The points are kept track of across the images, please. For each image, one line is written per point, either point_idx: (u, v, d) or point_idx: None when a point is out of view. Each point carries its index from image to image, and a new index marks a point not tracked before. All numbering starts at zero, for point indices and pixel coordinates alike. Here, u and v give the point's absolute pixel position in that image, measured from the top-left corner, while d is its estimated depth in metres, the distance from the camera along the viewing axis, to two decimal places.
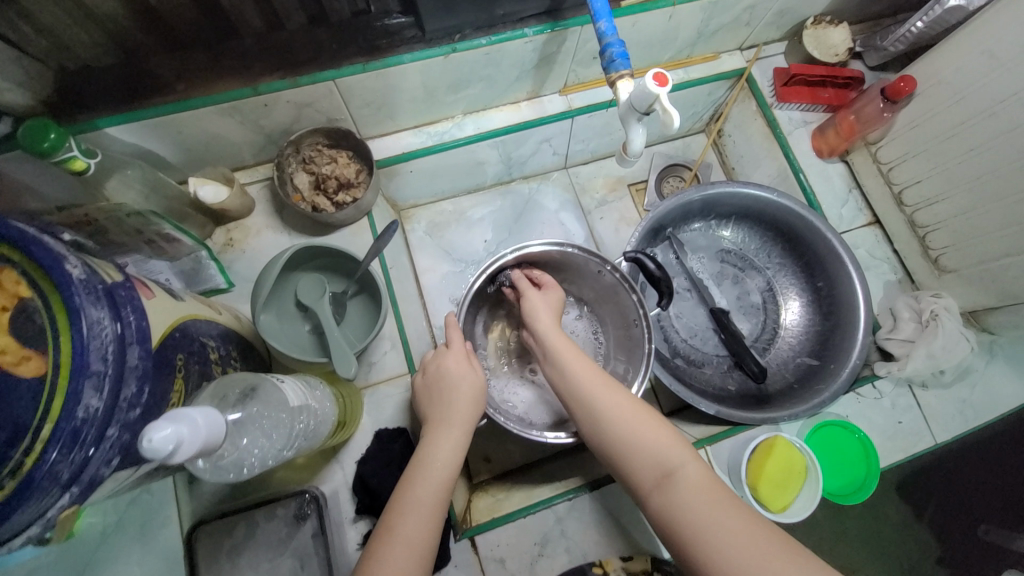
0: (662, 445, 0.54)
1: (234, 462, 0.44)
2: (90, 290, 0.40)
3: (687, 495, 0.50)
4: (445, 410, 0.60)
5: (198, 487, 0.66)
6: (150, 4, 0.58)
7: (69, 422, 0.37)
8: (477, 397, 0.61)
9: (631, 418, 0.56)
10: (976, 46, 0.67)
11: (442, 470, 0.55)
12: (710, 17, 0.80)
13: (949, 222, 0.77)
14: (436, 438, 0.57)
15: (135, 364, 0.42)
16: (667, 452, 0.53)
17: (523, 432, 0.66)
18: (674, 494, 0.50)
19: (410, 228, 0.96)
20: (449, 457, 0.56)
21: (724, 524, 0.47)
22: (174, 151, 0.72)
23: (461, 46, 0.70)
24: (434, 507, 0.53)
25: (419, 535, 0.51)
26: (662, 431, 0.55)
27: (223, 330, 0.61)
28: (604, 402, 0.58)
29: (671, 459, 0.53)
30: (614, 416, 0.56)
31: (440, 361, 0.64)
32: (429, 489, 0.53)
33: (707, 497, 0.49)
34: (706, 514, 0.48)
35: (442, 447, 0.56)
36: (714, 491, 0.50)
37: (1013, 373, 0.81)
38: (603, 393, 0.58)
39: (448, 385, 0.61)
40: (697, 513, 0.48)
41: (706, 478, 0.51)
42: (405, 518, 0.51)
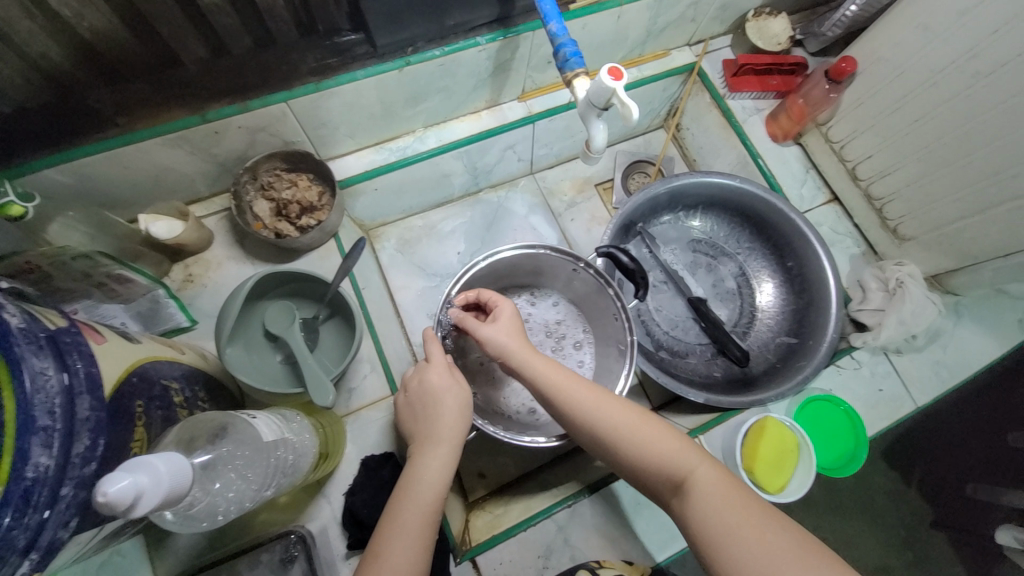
0: (670, 451, 0.51)
1: (207, 510, 0.41)
2: (30, 339, 0.37)
3: (703, 500, 0.48)
4: (431, 426, 0.58)
5: (173, 542, 0.62)
6: (82, 37, 0.56)
7: (19, 483, 0.34)
8: (464, 410, 0.59)
9: (631, 426, 0.53)
10: (909, 23, 0.71)
11: (431, 488, 0.53)
12: (657, 15, 0.81)
13: (902, 191, 0.81)
14: (423, 457, 0.55)
15: (87, 415, 0.38)
16: (676, 458, 0.51)
17: (510, 439, 0.65)
18: (691, 502, 0.48)
19: (380, 247, 0.94)
20: (440, 476, 0.54)
21: (743, 527, 0.45)
22: (121, 188, 0.69)
23: (415, 58, 0.69)
24: (423, 529, 0.50)
25: (408, 558, 0.48)
26: (663, 433, 0.53)
27: (188, 370, 0.57)
28: (602, 411, 0.54)
29: (681, 464, 0.50)
30: (616, 428, 0.53)
31: (421, 375, 0.61)
32: (416, 510, 0.51)
33: (725, 500, 0.47)
34: (724, 518, 0.46)
35: (429, 465, 0.54)
36: (729, 491, 0.48)
37: (980, 331, 0.84)
38: (601, 401, 0.55)
39: (432, 401, 0.59)
40: (713, 518, 0.46)
41: (719, 479, 0.49)
42: (395, 543, 0.49)
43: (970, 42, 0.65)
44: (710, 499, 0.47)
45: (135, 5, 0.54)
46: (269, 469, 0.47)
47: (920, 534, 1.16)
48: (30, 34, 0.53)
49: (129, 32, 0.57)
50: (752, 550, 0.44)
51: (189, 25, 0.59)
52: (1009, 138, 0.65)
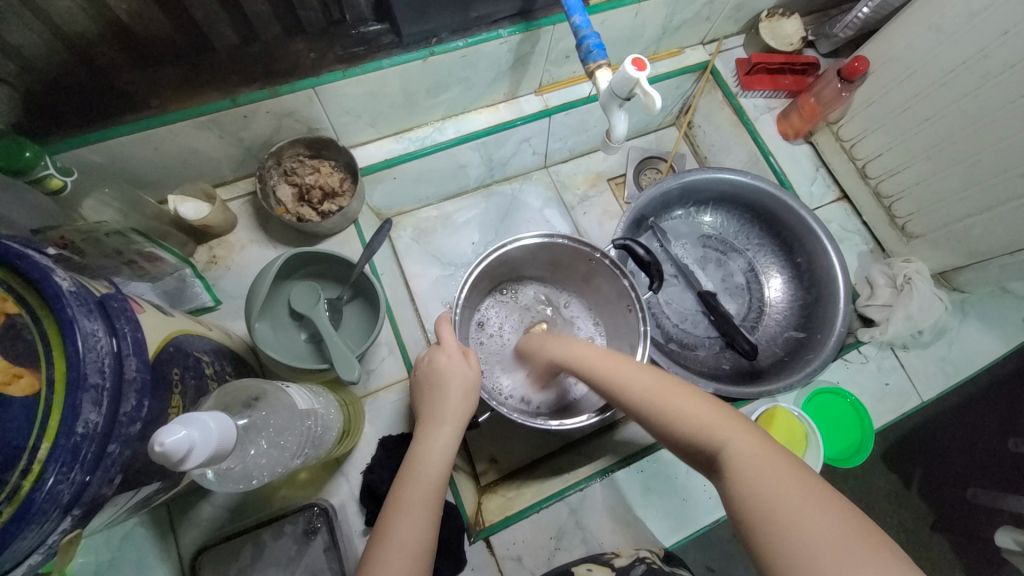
0: (704, 422, 0.49)
1: (242, 473, 0.43)
2: (82, 302, 0.38)
3: (740, 473, 0.45)
4: (436, 406, 0.59)
5: (197, 514, 0.64)
6: (121, 21, 0.57)
7: (69, 438, 0.35)
8: (468, 393, 0.60)
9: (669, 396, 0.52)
10: (922, 24, 0.73)
11: (434, 467, 0.54)
12: (673, 13, 0.83)
13: (911, 189, 0.82)
14: (426, 437, 0.57)
15: (134, 377, 0.40)
16: (711, 430, 0.49)
17: (526, 420, 0.65)
18: (730, 477, 0.45)
19: (397, 235, 0.95)
20: (442, 456, 0.55)
21: (782, 504, 0.41)
22: (151, 169, 0.70)
23: (439, 49, 0.71)
24: (426, 508, 0.51)
25: (412, 535, 0.49)
26: (699, 403, 0.51)
27: (216, 345, 0.59)
28: (642, 386, 0.54)
29: (715, 438, 0.48)
30: (653, 403, 0.53)
31: (431, 356, 0.63)
32: (420, 488, 0.52)
33: (766, 475, 0.44)
34: (765, 491, 0.43)
35: (434, 444, 0.56)
36: (774, 465, 0.44)
37: (986, 328, 0.86)
38: (640, 375, 0.55)
39: (438, 384, 0.60)
40: (755, 491, 0.43)
41: (757, 449, 0.46)
42: (398, 520, 0.50)
43: (982, 43, 0.66)
44: (752, 472, 0.44)
45: None
46: (301, 438, 0.48)
47: (923, 534, 1.17)
48: (71, 14, 0.54)
49: (165, 16, 0.59)
50: (798, 532, 0.40)
51: (222, 10, 0.61)
52: (1018, 137, 0.67)
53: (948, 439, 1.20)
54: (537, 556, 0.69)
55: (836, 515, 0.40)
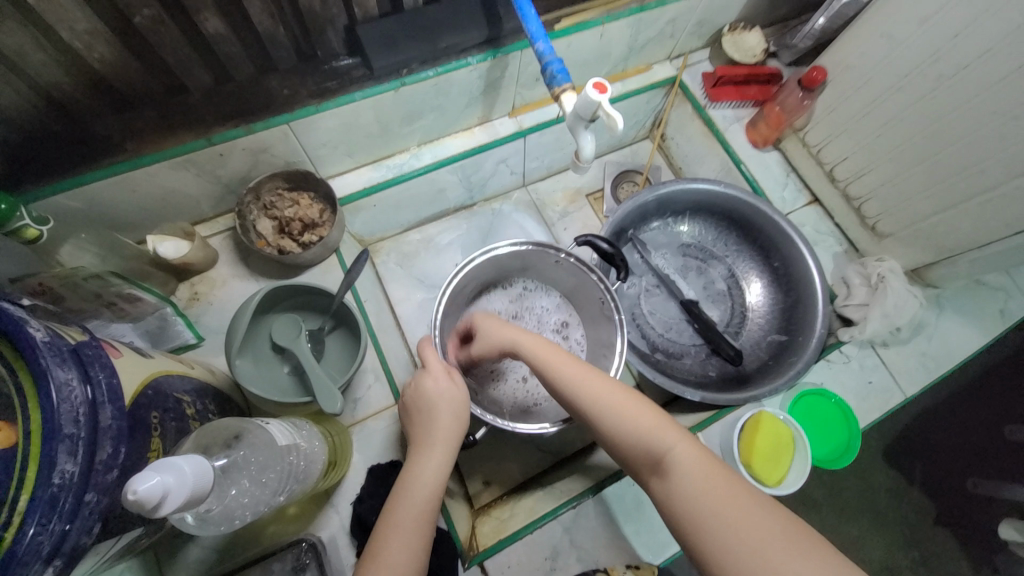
0: (651, 428, 0.53)
1: (224, 515, 0.42)
2: (55, 352, 0.38)
3: (681, 478, 0.49)
4: (428, 431, 0.59)
5: (184, 557, 0.63)
6: (93, 70, 0.59)
7: (46, 489, 0.35)
8: (458, 414, 0.60)
9: (616, 401, 0.56)
10: (874, 32, 0.75)
11: (428, 490, 0.54)
12: (638, 33, 0.86)
13: (878, 191, 0.85)
14: (421, 459, 0.57)
15: (109, 423, 0.40)
16: (655, 435, 0.53)
17: (501, 424, 0.66)
18: (672, 480, 0.50)
19: (380, 261, 0.96)
20: (435, 476, 0.55)
21: (721, 506, 0.46)
22: (129, 211, 0.71)
23: (410, 79, 0.73)
24: (415, 530, 0.51)
25: (404, 559, 0.49)
26: (645, 415, 0.54)
27: (198, 384, 0.59)
28: (596, 390, 0.57)
29: (660, 443, 0.52)
30: (603, 407, 0.56)
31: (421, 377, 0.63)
32: (416, 509, 0.52)
33: (706, 478, 0.48)
34: (705, 499, 0.47)
35: (427, 467, 0.56)
36: (709, 470, 0.49)
37: (963, 322, 0.87)
38: (590, 377, 0.58)
39: (431, 406, 0.60)
40: (700, 500, 0.47)
41: (698, 459, 0.50)
42: (391, 542, 0.49)
43: (931, 48, 0.69)
44: (692, 474, 0.49)
45: (144, 37, 0.57)
46: (283, 474, 0.48)
47: (924, 530, 1.17)
48: (43, 66, 0.55)
49: (138, 63, 0.60)
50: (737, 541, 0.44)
51: (194, 54, 0.63)
52: (974, 136, 0.69)
53: (940, 431, 1.21)
54: None
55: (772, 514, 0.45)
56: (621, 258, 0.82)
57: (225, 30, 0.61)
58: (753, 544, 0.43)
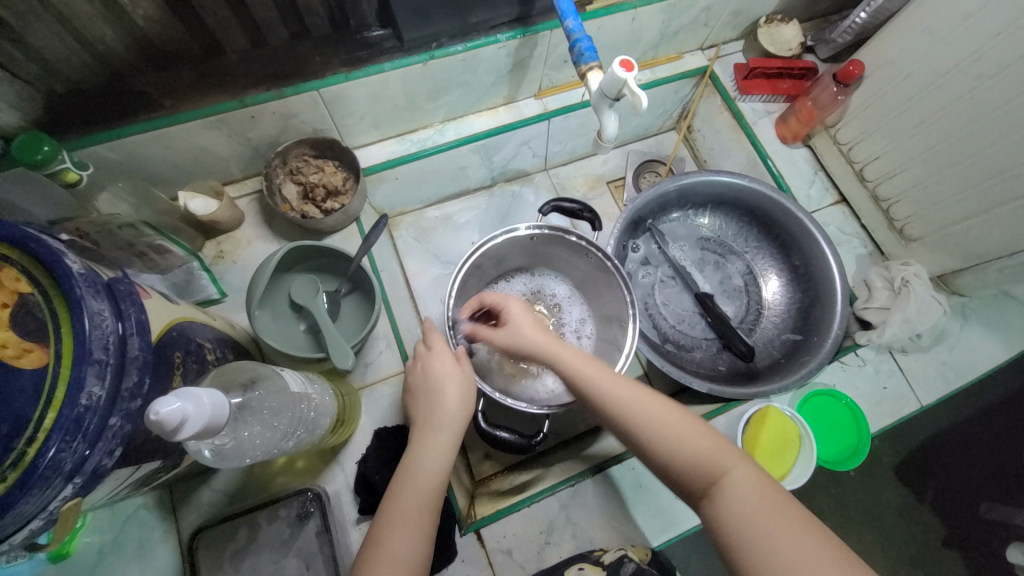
0: (703, 448, 0.52)
1: (237, 452, 0.44)
2: (90, 284, 0.41)
3: (735, 502, 0.48)
4: (429, 414, 0.60)
5: (196, 497, 0.66)
6: (137, 26, 0.61)
7: (73, 408, 0.37)
8: (464, 400, 0.61)
9: (656, 412, 0.55)
10: (915, 27, 0.73)
11: (428, 475, 0.55)
12: (670, 19, 0.85)
13: (908, 193, 0.83)
14: (423, 442, 0.58)
15: (136, 355, 0.42)
16: (708, 457, 0.51)
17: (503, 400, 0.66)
18: (725, 504, 0.48)
19: (399, 234, 0.98)
20: (437, 464, 0.56)
21: (775, 532, 0.45)
22: (163, 166, 0.74)
23: (438, 53, 0.73)
24: (415, 514, 0.53)
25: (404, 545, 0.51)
26: (693, 430, 0.53)
27: (219, 334, 0.61)
28: (633, 402, 0.55)
29: (716, 463, 0.51)
30: (644, 422, 0.54)
31: (426, 360, 0.63)
32: (418, 496, 0.54)
33: (761, 498, 0.48)
34: (765, 523, 0.46)
35: (429, 453, 0.57)
36: (763, 490, 0.49)
37: (988, 333, 0.85)
38: (627, 388, 0.57)
39: (432, 385, 0.61)
40: (762, 525, 0.46)
41: (752, 477, 0.49)
42: (394, 531, 0.52)
43: (975, 45, 0.67)
44: (747, 499, 0.48)
45: None
46: (293, 420, 0.50)
47: (931, 548, 1.15)
48: (90, 18, 0.58)
49: (179, 21, 0.62)
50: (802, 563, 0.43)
51: (233, 16, 0.64)
52: (1013, 138, 0.67)
53: (956, 449, 1.18)
54: (527, 549, 0.70)
55: (822, 539, 0.44)
56: (586, 210, 0.86)
57: None
58: (807, 568, 0.43)
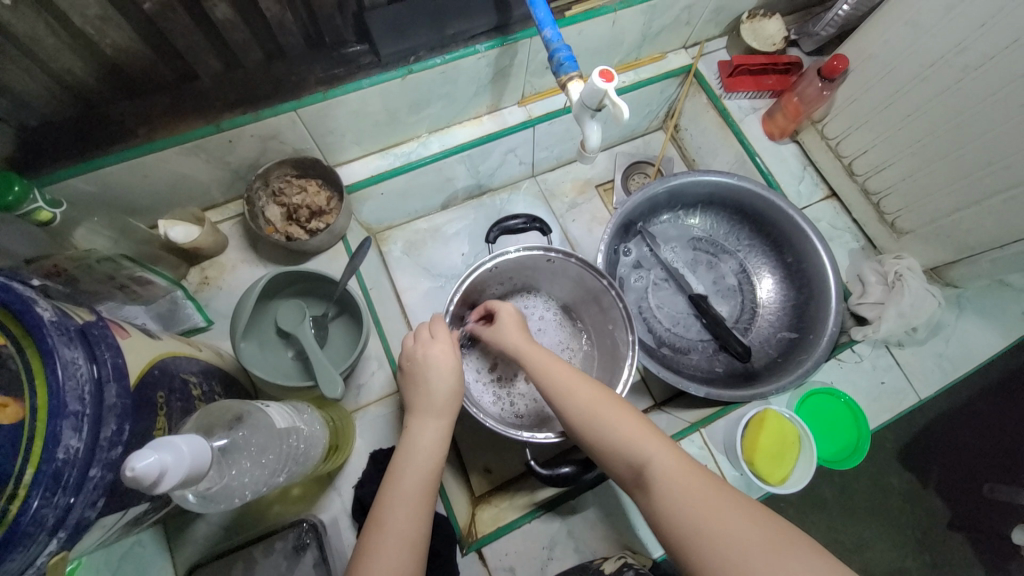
0: (632, 436, 0.53)
1: (225, 493, 0.43)
2: (62, 331, 0.40)
3: (662, 489, 0.49)
4: (428, 397, 0.59)
5: (191, 532, 0.65)
6: (107, 55, 0.60)
7: (50, 464, 0.36)
8: (456, 384, 0.60)
9: (598, 409, 0.56)
10: (899, 19, 0.72)
11: (427, 458, 0.55)
12: (651, 20, 0.84)
13: (897, 186, 0.82)
14: (419, 426, 0.57)
15: (114, 402, 0.41)
16: (638, 442, 0.53)
17: (502, 429, 0.66)
18: (652, 489, 0.50)
19: (388, 249, 0.97)
20: (433, 447, 0.56)
21: (703, 511, 0.47)
22: (142, 195, 0.72)
23: (417, 67, 0.72)
24: (422, 498, 0.52)
25: (411, 526, 0.50)
26: (629, 422, 0.54)
27: (205, 366, 0.60)
28: (579, 403, 0.57)
29: (643, 453, 0.52)
30: (587, 422, 0.56)
31: (426, 349, 0.61)
32: (416, 480, 0.53)
33: (684, 485, 0.49)
34: (686, 509, 0.47)
35: (423, 436, 0.56)
36: (690, 478, 0.49)
37: (983, 323, 0.84)
38: (573, 387, 0.58)
39: (426, 371, 0.60)
40: (681, 506, 0.48)
41: (677, 465, 0.50)
42: (396, 510, 0.51)
43: (960, 35, 0.66)
44: (675, 484, 0.49)
45: (154, 22, 0.58)
46: (281, 456, 0.49)
47: (936, 534, 1.15)
48: (56, 51, 0.56)
49: (148, 47, 0.61)
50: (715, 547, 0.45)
51: (205, 40, 0.63)
52: (1001, 129, 0.66)
53: (959, 435, 1.17)
54: (530, 567, 0.69)
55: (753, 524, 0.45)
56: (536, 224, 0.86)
57: (233, 15, 0.61)
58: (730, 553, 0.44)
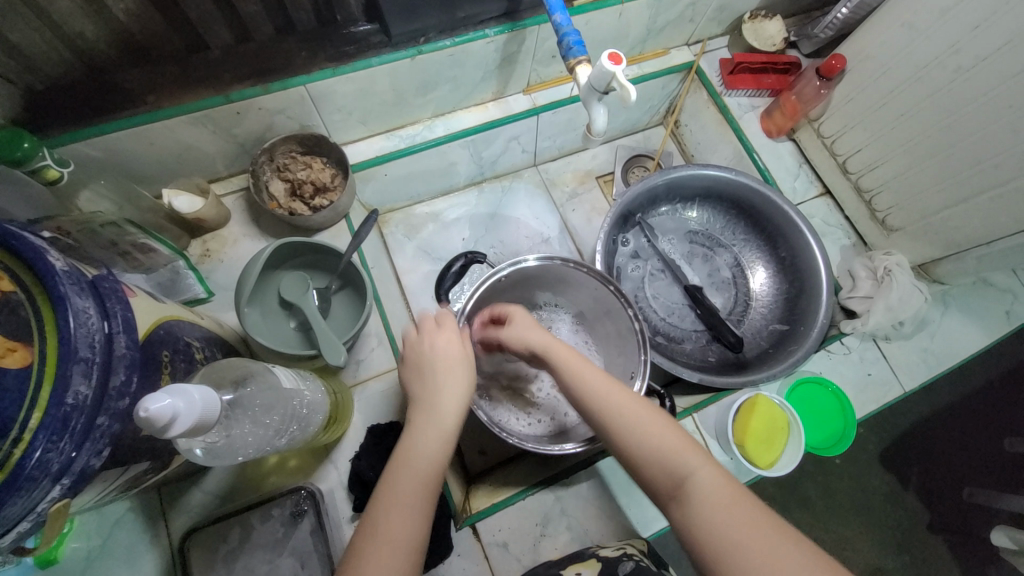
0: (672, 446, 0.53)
1: (230, 449, 0.44)
2: (74, 282, 0.40)
3: (699, 502, 0.49)
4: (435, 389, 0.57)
5: (187, 499, 0.65)
6: (119, 20, 0.60)
7: (59, 408, 0.37)
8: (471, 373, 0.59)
9: (638, 416, 0.55)
10: (895, 21, 0.75)
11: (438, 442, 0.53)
12: (657, 14, 0.86)
13: (889, 184, 0.84)
14: (422, 426, 0.54)
15: (123, 353, 0.42)
16: (679, 455, 0.52)
17: (523, 443, 0.66)
18: (693, 505, 0.49)
19: (389, 231, 0.98)
20: (443, 433, 0.54)
21: (735, 526, 0.46)
22: (146, 164, 0.72)
23: (427, 48, 0.73)
24: (428, 482, 0.50)
25: (406, 522, 0.47)
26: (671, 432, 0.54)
27: (207, 333, 0.60)
28: (618, 407, 0.56)
29: (685, 465, 0.51)
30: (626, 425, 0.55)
31: (434, 339, 0.59)
32: (426, 461, 0.51)
33: (728, 505, 0.48)
34: (727, 524, 0.47)
35: (429, 434, 0.53)
36: (731, 495, 0.49)
37: (966, 320, 0.87)
38: (613, 396, 0.57)
39: (437, 360, 0.58)
40: (724, 521, 0.47)
41: (720, 482, 0.50)
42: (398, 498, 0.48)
43: (954, 38, 0.68)
44: (718, 504, 0.48)
45: None
46: (286, 416, 0.50)
47: (918, 534, 1.17)
48: (70, 14, 0.57)
49: (161, 14, 0.61)
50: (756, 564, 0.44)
51: (218, 11, 0.64)
52: (990, 129, 0.68)
53: (940, 436, 1.21)
54: (523, 543, 0.71)
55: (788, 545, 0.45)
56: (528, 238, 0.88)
57: None
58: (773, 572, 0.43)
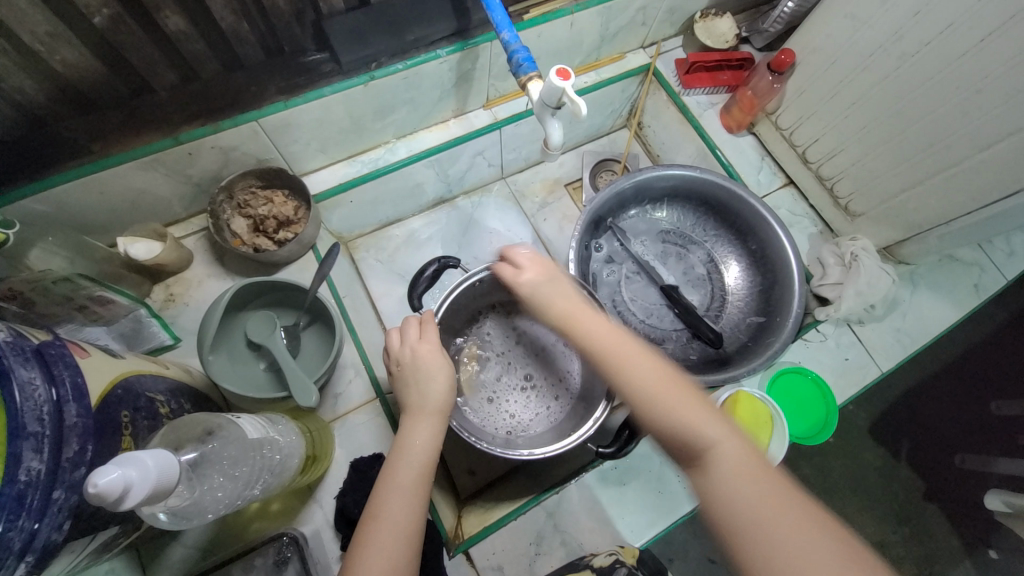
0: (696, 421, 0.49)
1: (197, 509, 0.42)
2: (18, 352, 0.38)
3: (721, 473, 0.46)
4: (423, 397, 0.59)
5: (165, 557, 0.63)
6: (54, 72, 0.58)
7: (12, 486, 0.35)
8: (450, 383, 0.60)
9: (661, 387, 0.50)
10: (839, 13, 0.76)
11: (420, 457, 0.55)
12: (608, 21, 0.86)
13: (848, 170, 0.86)
14: (415, 425, 0.58)
15: (75, 422, 0.40)
16: (701, 429, 0.48)
17: (494, 449, 0.67)
18: (712, 473, 0.47)
19: (360, 257, 0.97)
20: (429, 443, 0.56)
21: (753, 495, 0.44)
22: (98, 212, 0.70)
23: (379, 73, 0.72)
24: (416, 488, 0.53)
25: (406, 516, 0.51)
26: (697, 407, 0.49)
27: (173, 384, 0.58)
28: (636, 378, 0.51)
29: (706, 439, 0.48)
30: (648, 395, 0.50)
31: (414, 349, 0.61)
32: (411, 472, 0.54)
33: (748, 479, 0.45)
34: (748, 495, 0.44)
35: (418, 436, 0.56)
36: (754, 470, 0.46)
37: (935, 297, 0.89)
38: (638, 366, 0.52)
39: (422, 374, 0.60)
40: (741, 493, 0.45)
41: (741, 460, 0.47)
42: (392, 501, 0.52)
43: (896, 25, 0.70)
44: (739, 476, 0.46)
45: (104, 36, 0.57)
46: (254, 468, 0.48)
47: (914, 504, 1.19)
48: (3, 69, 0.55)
49: (100, 62, 0.59)
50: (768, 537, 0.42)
51: (160, 54, 0.62)
52: (938, 112, 0.70)
53: (926, 409, 1.23)
54: (518, 564, 0.70)
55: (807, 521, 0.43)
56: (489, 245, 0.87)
57: (187, 26, 0.60)
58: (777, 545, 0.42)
